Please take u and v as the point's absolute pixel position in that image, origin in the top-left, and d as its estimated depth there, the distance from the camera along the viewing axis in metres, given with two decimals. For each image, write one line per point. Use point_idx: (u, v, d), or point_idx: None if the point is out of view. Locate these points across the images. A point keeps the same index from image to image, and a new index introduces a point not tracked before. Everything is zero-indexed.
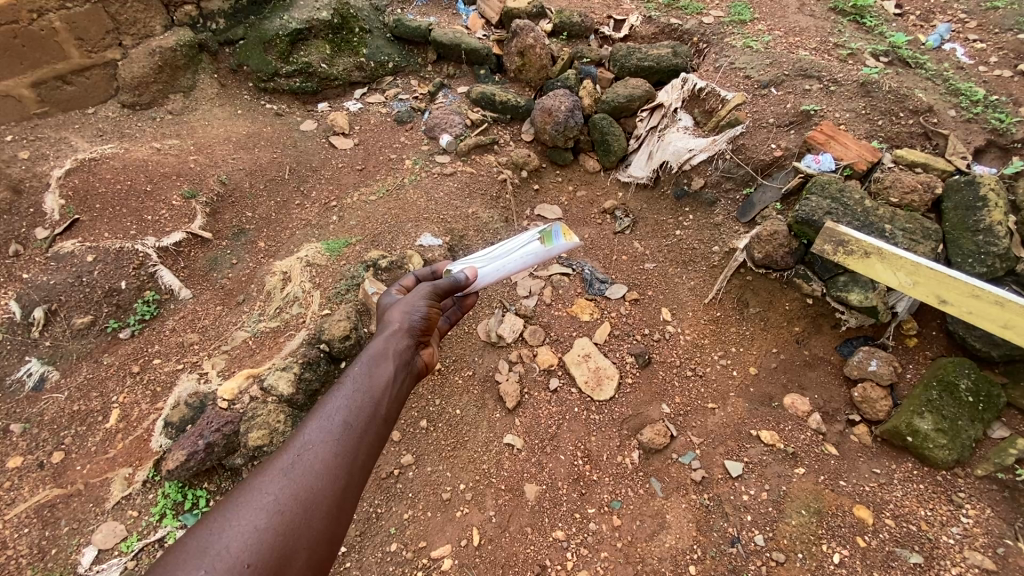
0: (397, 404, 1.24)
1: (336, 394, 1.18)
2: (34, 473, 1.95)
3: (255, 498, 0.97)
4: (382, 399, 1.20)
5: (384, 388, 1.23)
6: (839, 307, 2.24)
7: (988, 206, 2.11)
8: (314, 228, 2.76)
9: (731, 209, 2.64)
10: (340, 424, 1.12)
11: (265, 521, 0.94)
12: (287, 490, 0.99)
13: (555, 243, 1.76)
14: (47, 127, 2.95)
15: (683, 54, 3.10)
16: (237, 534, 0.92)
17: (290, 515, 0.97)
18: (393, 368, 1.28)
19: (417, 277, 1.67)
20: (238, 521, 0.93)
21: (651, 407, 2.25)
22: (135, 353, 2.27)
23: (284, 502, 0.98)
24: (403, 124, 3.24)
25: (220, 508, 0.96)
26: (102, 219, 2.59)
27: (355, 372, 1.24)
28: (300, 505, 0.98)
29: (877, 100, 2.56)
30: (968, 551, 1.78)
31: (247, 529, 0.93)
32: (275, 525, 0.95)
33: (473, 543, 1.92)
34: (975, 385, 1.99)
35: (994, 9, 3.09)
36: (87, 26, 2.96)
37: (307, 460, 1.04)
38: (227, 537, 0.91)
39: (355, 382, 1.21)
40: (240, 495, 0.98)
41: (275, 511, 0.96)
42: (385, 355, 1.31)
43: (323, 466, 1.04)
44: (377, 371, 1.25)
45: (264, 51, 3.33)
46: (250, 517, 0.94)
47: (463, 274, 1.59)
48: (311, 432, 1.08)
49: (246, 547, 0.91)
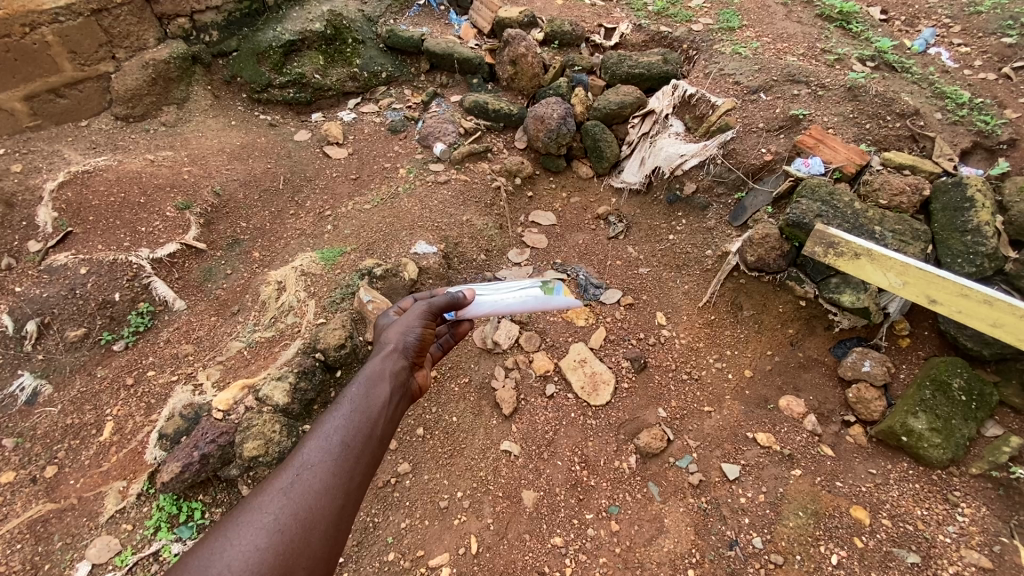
0: (392, 424, 1.24)
1: (332, 414, 1.17)
2: (27, 488, 1.93)
3: (255, 517, 0.96)
4: (378, 420, 1.20)
5: (380, 409, 1.22)
6: (832, 309, 2.25)
7: (976, 207, 2.13)
8: (309, 238, 2.77)
9: (723, 214, 2.66)
10: (338, 443, 1.11)
11: (265, 540, 0.94)
12: (286, 509, 0.98)
13: (554, 295, 1.77)
14: (39, 141, 2.96)
15: (673, 61, 3.16)
16: (237, 554, 0.91)
17: (290, 534, 0.96)
18: (389, 388, 1.28)
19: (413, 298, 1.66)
20: (238, 540, 0.92)
21: (648, 412, 2.25)
22: (129, 366, 2.26)
23: (283, 522, 0.97)
24: (397, 134, 3.27)
25: (221, 526, 0.95)
26: (94, 232, 2.58)
27: (351, 392, 1.23)
28: (299, 524, 0.98)
29: (864, 104, 2.59)
30: (965, 549, 1.78)
31: (247, 548, 0.92)
32: (275, 544, 0.94)
33: (471, 552, 1.91)
34: (967, 384, 2.01)
35: (977, 14, 3.15)
36: (80, 39, 2.96)
37: (306, 480, 1.03)
38: (228, 556, 0.90)
39: (352, 402, 1.20)
40: (239, 514, 0.97)
41: (275, 531, 0.95)
42: (382, 374, 1.31)
43: (322, 486, 1.03)
44: (374, 391, 1.25)
45: (258, 62, 3.35)
46: (251, 536, 0.93)
47: (461, 292, 1.60)
48: (310, 451, 1.08)
49: (246, 566, 0.90)
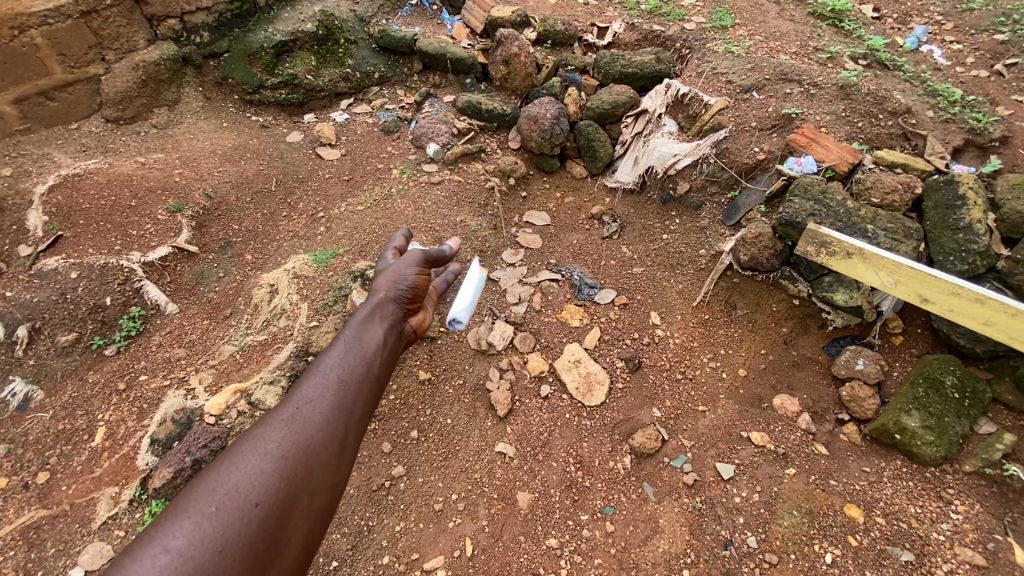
0: (387, 366, 1.37)
1: (328, 357, 1.30)
2: (19, 495, 1.92)
3: (260, 446, 1.09)
4: (373, 362, 1.33)
5: (374, 352, 1.35)
6: (825, 308, 2.27)
7: (967, 205, 2.13)
8: (302, 239, 2.76)
9: (717, 213, 2.66)
10: (335, 381, 1.24)
11: (270, 465, 1.06)
12: (288, 439, 1.10)
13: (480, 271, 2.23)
14: (29, 144, 2.94)
15: (666, 61, 3.16)
16: (244, 476, 1.03)
17: (292, 461, 1.08)
18: (381, 334, 1.41)
19: (403, 240, 1.84)
20: (244, 466, 1.04)
21: (642, 412, 2.25)
22: (121, 371, 2.24)
23: (286, 449, 1.09)
24: (390, 134, 3.26)
25: (229, 455, 1.07)
26: (85, 236, 2.56)
27: (345, 337, 1.36)
28: (301, 452, 1.10)
29: (857, 102, 2.60)
30: (958, 547, 1.78)
31: (254, 473, 1.04)
32: (279, 469, 1.06)
33: (466, 554, 1.90)
34: (960, 382, 2.01)
35: (970, 11, 3.15)
36: (69, 41, 2.94)
37: (306, 413, 1.16)
38: (235, 479, 1.02)
39: (346, 345, 1.33)
40: (245, 444, 1.10)
41: (279, 457, 1.08)
42: (374, 320, 1.44)
43: (321, 420, 1.16)
44: (366, 337, 1.38)
45: (249, 64, 3.33)
46: (256, 462, 1.06)
47: (448, 247, 1.74)
48: (308, 389, 1.20)
49: (253, 488, 1.02)
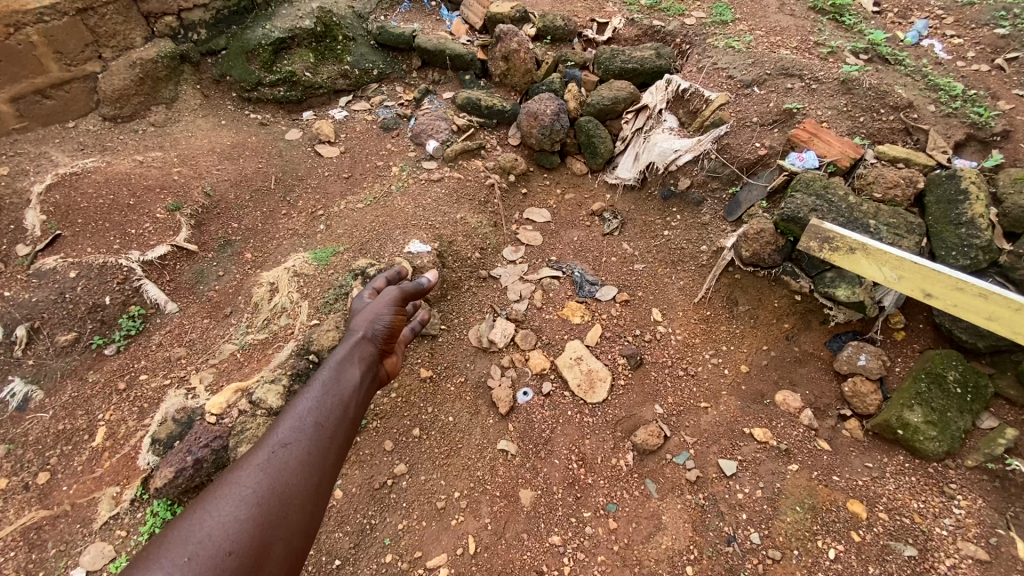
0: (361, 408, 1.40)
1: (305, 400, 1.31)
2: (20, 495, 1.91)
3: (235, 491, 1.07)
4: (349, 404, 1.36)
5: (350, 395, 1.39)
6: (828, 303, 2.24)
7: (970, 199, 2.12)
8: (302, 237, 2.75)
9: (718, 209, 2.65)
10: (311, 425, 1.25)
11: (244, 512, 1.03)
12: (264, 484, 1.09)
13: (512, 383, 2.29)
14: (26, 142, 2.92)
15: (666, 56, 3.12)
16: (217, 523, 1.00)
17: (267, 506, 1.07)
18: (358, 376, 1.46)
19: (384, 280, 2.00)
20: (218, 513, 1.02)
21: (644, 408, 2.25)
22: (121, 370, 2.24)
23: (261, 495, 1.08)
24: (389, 131, 3.24)
25: (201, 502, 1.04)
26: (83, 235, 2.54)
27: (323, 379, 1.39)
28: (277, 498, 1.09)
29: (858, 97, 2.59)
30: (961, 542, 1.78)
31: (228, 520, 1.01)
32: (254, 515, 1.04)
33: (469, 552, 1.90)
34: (962, 377, 2.01)
35: (970, 5, 3.14)
36: (65, 39, 2.92)
37: (283, 458, 1.15)
38: (209, 526, 0.99)
39: (324, 388, 1.36)
40: (218, 491, 1.07)
41: (253, 503, 1.06)
42: (351, 362, 1.49)
43: (298, 463, 1.16)
44: (343, 379, 1.42)
45: (246, 61, 3.31)
46: (231, 508, 1.03)
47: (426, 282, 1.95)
48: (285, 432, 1.21)
49: (228, 536, 0.99)
